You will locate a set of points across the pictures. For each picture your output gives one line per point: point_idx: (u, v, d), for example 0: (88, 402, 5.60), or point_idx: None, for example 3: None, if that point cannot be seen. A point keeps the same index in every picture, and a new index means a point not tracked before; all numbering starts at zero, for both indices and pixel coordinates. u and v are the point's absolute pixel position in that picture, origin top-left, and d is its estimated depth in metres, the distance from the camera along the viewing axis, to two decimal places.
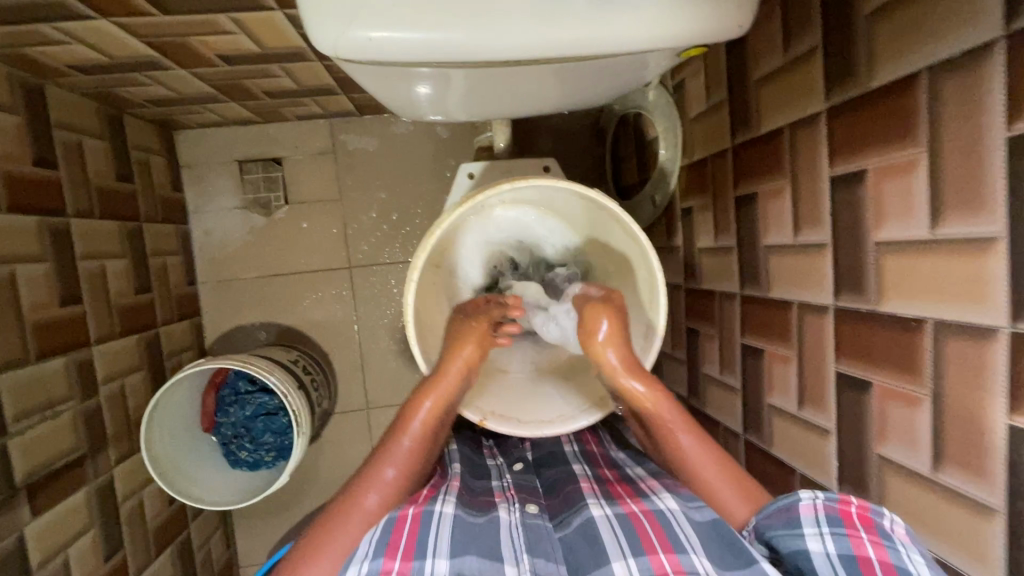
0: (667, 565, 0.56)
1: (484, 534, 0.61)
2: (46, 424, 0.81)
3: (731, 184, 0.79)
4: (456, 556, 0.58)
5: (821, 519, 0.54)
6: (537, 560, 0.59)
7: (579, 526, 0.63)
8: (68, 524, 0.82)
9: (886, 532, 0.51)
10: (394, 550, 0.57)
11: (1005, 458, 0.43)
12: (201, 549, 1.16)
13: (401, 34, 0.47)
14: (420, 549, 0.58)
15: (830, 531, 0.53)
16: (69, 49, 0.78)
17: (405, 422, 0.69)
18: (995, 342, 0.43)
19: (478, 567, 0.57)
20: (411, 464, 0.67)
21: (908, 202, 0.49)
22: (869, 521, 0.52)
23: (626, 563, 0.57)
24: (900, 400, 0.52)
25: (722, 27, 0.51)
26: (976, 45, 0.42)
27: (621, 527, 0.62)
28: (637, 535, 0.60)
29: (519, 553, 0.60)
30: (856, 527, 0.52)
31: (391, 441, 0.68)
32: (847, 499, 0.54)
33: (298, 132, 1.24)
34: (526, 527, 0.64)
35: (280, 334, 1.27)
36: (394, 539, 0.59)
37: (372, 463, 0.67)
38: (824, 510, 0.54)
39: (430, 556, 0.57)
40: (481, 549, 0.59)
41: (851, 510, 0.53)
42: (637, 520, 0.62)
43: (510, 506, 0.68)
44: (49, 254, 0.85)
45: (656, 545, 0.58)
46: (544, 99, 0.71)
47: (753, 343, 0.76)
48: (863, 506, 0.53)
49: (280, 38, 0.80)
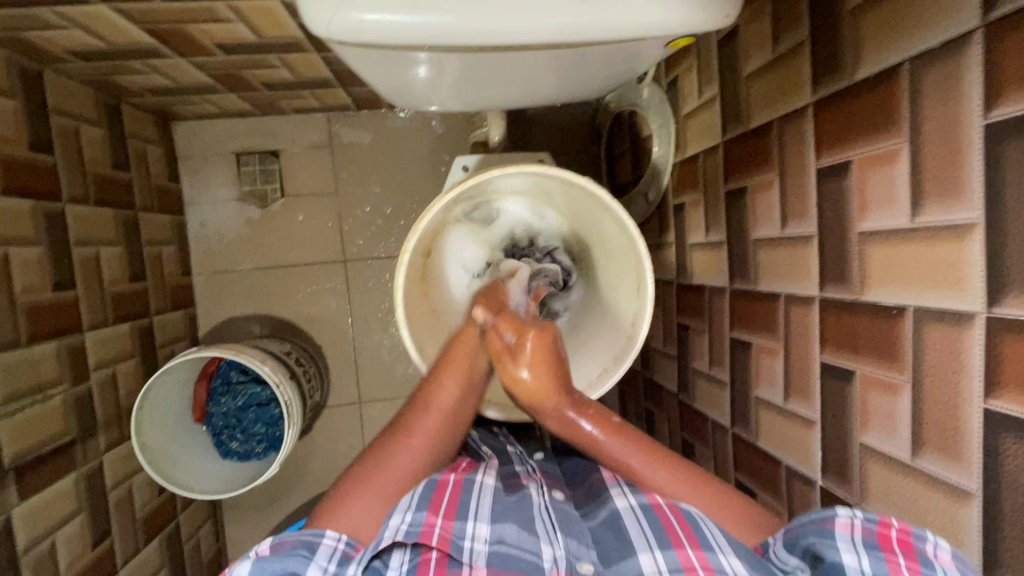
0: (696, 561, 0.55)
1: (522, 506, 0.63)
2: (35, 407, 0.81)
3: (721, 179, 0.80)
4: (496, 523, 0.60)
5: (857, 539, 0.50)
6: (570, 539, 0.59)
7: (606, 520, 0.63)
8: (55, 508, 0.82)
9: (926, 559, 0.46)
10: (436, 507, 0.58)
11: (982, 442, 0.44)
12: (190, 540, 1.15)
13: (393, 17, 0.48)
14: (462, 511, 0.59)
15: (864, 552, 0.49)
16: (68, 34, 0.78)
17: (408, 415, 0.62)
18: (972, 328, 0.43)
19: (517, 536, 0.58)
20: (441, 426, 0.63)
21: (890, 191, 0.50)
22: (910, 547, 0.47)
23: (653, 556, 0.57)
24: (882, 388, 0.53)
25: (709, 18, 0.52)
26: (956, 34, 0.43)
27: (647, 519, 0.60)
28: (664, 529, 0.58)
29: (554, 534, 0.60)
30: (894, 551, 0.48)
31: (423, 394, 0.64)
32: (887, 521, 0.49)
33: (295, 125, 1.25)
34: (556, 509, 0.63)
35: (274, 326, 1.27)
36: (437, 497, 0.59)
37: (405, 416, 0.63)
38: (860, 532, 0.50)
39: (471, 519, 0.59)
40: (521, 520, 0.61)
41: (891, 533, 0.49)
42: (663, 513, 0.60)
43: (540, 487, 0.67)
44: (43, 238, 0.85)
45: (684, 540, 0.57)
46: (539, 86, 0.72)
47: (741, 336, 0.77)
48: (904, 530, 0.48)
49: (278, 28, 0.81)
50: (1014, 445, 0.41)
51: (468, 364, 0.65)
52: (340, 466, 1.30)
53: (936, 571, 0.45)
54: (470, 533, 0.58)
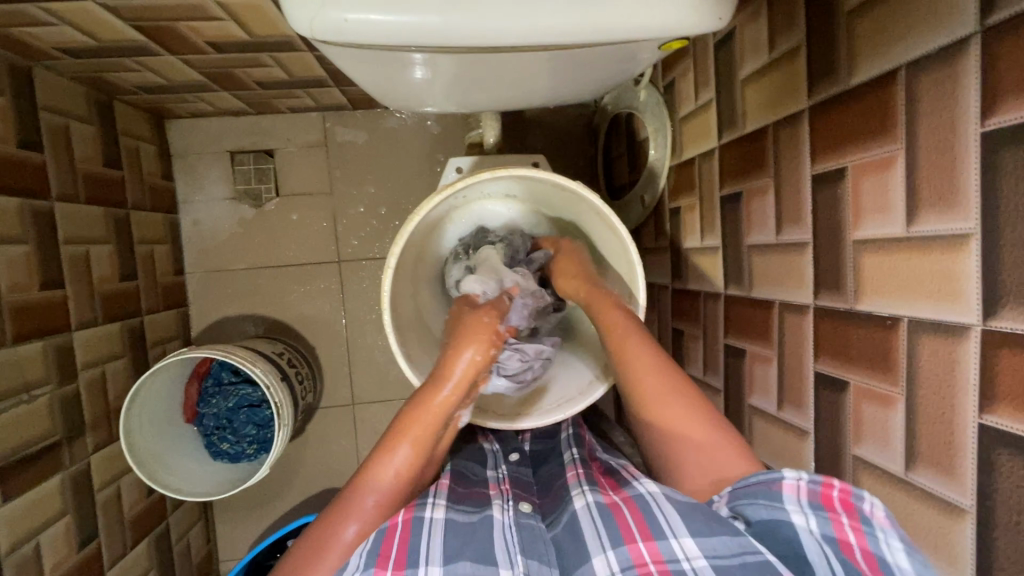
0: (647, 557, 0.54)
1: (478, 536, 0.60)
2: (20, 407, 0.80)
3: (717, 184, 0.79)
4: (450, 564, 0.56)
5: (804, 502, 0.52)
6: (530, 560, 0.59)
7: (567, 524, 0.62)
8: (40, 510, 0.81)
9: (865, 517, 0.49)
10: (386, 560, 0.55)
11: (975, 456, 0.43)
12: (179, 541, 1.15)
13: (380, 17, 0.47)
14: (413, 557, 0.56)
15: (811, 513, 0.52)
16: (57, 30, 0.77)
17: (399, 434, 0.64)
18: (967, 340, 0.42)
19: (472, 574, 0.56)
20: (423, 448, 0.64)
21: (884, 199, 0.49)
22: (851, 507, 0.50)
23: (607, 557, 0.56)
24: (875, 399, 0.52)
25: (702, 21, 0.51)
26: (953, 39, 0.42)
27: (602, 519, 0.59)
28: (618, 527, 0.58)
29: (513, 556, 0.58)
30: (837, 511, 0.50)
31: (376, 462, 0.63)
32: (830, 482, 0.51)
33: (290, 124, 1.24)
34: (519, 527, 0.63)
35: (267, 327, 1.26)
36: (384, 549, 0.56)
37: (354, 486, 0.62)
38: (807, 494, 0.52)
39: (422, 564, 0.56)
40: (476, 553, 0.58)
41: (833, 493, 0.51)
42: (617, 508, 0.60)
43: (505, 502, 0.67)
44: (31, 237, 0.84)
45: (636, 535, 0.56)
46: (534, 88, 0.71)
47: (735, 342, 0.76)
48: (845, 491, 0.51)
49: (270, 26, 0.80)
50: (1008, 461, 0.40)
51: (427, 429, 0.65)
52: (333, 468, 1.29)
53: (876, 530, 0.48)
54: None
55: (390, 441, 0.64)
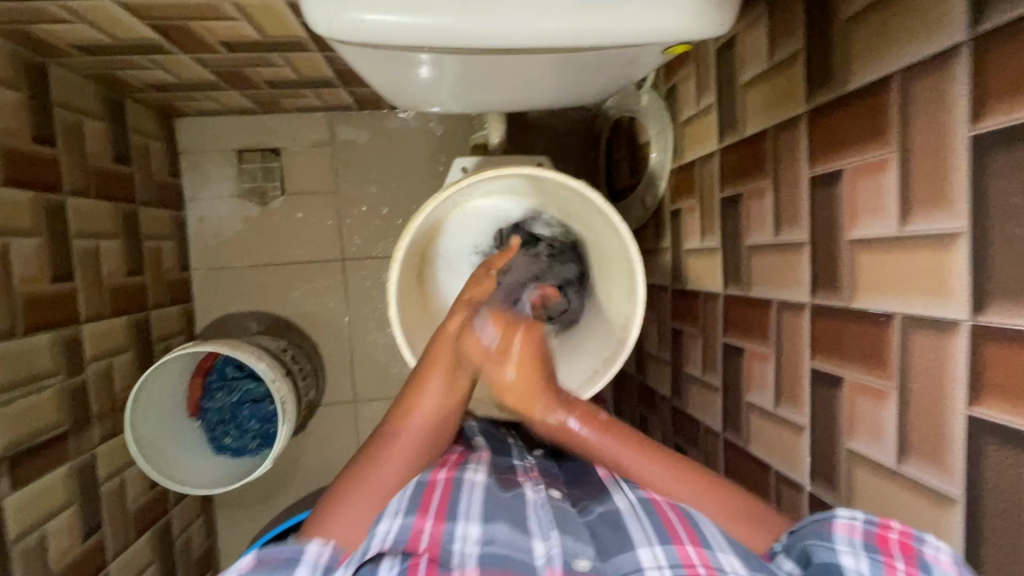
0: (695, 558, 0.55)
1: (515, 505, 0.61)
2: (30, 397, 0.81)
3: (717, 186, 0.81)
4: (487, 523, 0.58)
5: (856, 542, 0.49)
6: (566, 537, 0.58)
7: (603, 513, 0.62)
8: (47, 499, 0.82)
9: (924, 562, 0.45)
10: (425, 510, 0.58)
11: (964, 448, 0.44)
12: (180, 535, 1.15)
13: (393, 18, 0.48)
14: (452, 512, 0.58)
15: (864, 556, 0.49)
16: (74, 28, 0.79)
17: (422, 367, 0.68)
18: (955, 336, 0.44)
19: (508, 535, 0.57)
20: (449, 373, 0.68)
21: (879, 200, 0.51)
22: (910, 550, 0.47)
23: (653, 550, 0.56)
24: (869, 394, 0.53)
25: (702, 27, 0.53)
26: (943, 47, 0.44)
27: (647, 516, 0.60)
28: (664, 526, 0.58)
29: (551, 529, 0.59)
30: (893, 554, 0.48)
31: (408, 399, 0.66)
32: (887, 525, 0.49)
33: (297, 124, 1.26)
34: (551, 506, 0.63)
35: (271, 323, 1.27)
36: (424, 501, 0.59)
37: (392, 421, 0.65)
38: (860, 534, 0.49)
39: (460, 519, 0.58)
40: (512, 519, 0.59)
41: (890, 536, 0.48)
42: (662, 508, 0.61)
43: (536, 485, 0.67)
44: (43, 230, 0.86)
45: (683, 537, 0.57)
46: (538, 88, 0.72)
47: (733, 341, 0.78)
48: (904, 534, 0.48)
49: (281, 27, 0.82)
50: (996, 452, 0.42)
51: (452, 366, 0.67)
52: (334, 464, 1.30)
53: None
54: (459, 535, 0.56)
55: (418, 379, 0.67)
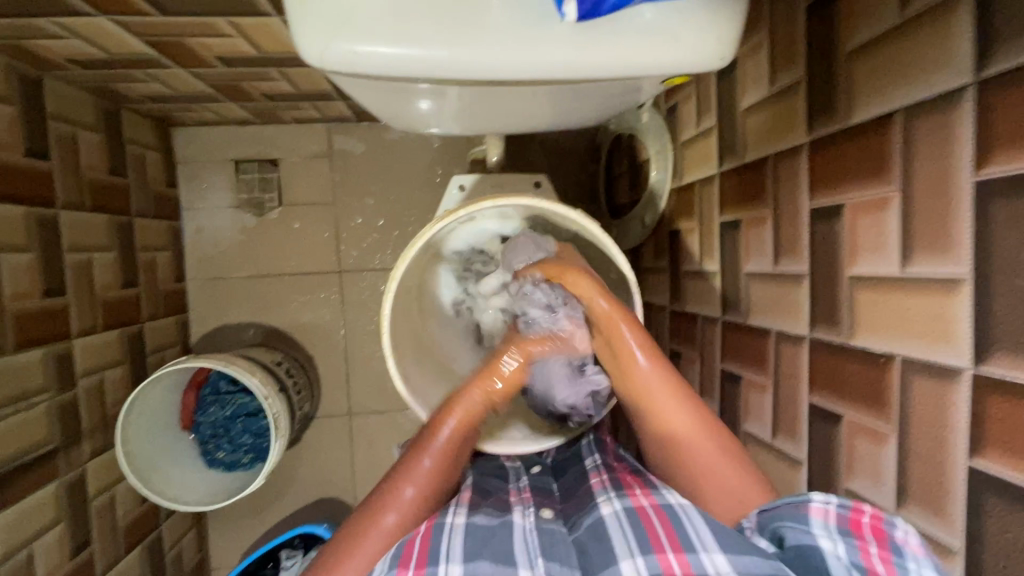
0: (676, 566, 0.53)
1: (496, 538, 0.60)
2: (19, 415, 0.80)
3: (717, 210, 0.80)
4: (470, 562, 0.57)
5: (831, 528, 0.50)
6: (552, 564, 0.58)
7: (591, 527, 0.62)
8: (34, 518, 0.81)
9: (896, 545, 0.46)
10: (407, 562, 0.56)
11: (965, 500, 0.43)
12: (171, 549, 1.14)
13: (388, 50, 0.48)
14: (433, 556, 0.57)
15: (839, 539, 0.50)
16: (67, 43, 0.78)
17: (428, 440, 0.67)
18: (959, 385, 0.43)
19: (491, 573, 0.56)
20: (456, 444, 0.67)
21: (881, 239, 0.50)
22: (882, 534, 0.47)
23: (635, 562, 0.55)
24: (868, 435, 0.52)
25: (702, 61, 0.52)
26: (947, 90, 0.43)
27: (631, 527, 0.59)
28: (647, 534, 0.57)
29: (534, 558, 0.58)
30: (866, 538, 0.48)
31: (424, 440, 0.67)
32: (860, 509, 0.50)
33: (295, 135, 1.25)
34: (539, 531, 0.63)
35: (266, 335, 1.26)
36: (405, 550, 0.57)
37: (410, 455, 0.66)
38: (835, 519, 0.51)
39: (444, 561, 0.56)
40: (494, 554, 0.58)
41: (863, 519, 0.49)
42: (648, 518, 0.59)
43: (525, 510, 0.67)
44: (35, 245, 0.85)
45: (664, 544, 0.55)
46: (537, 118, 0.72)
47: (731, 368, 0.77)
48: (876, 517, 0.48)
49: (278, 43, 0.81)
50: (997, 506, 0.41)
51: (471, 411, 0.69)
52: (328, 477, 1.29)
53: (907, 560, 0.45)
54: None
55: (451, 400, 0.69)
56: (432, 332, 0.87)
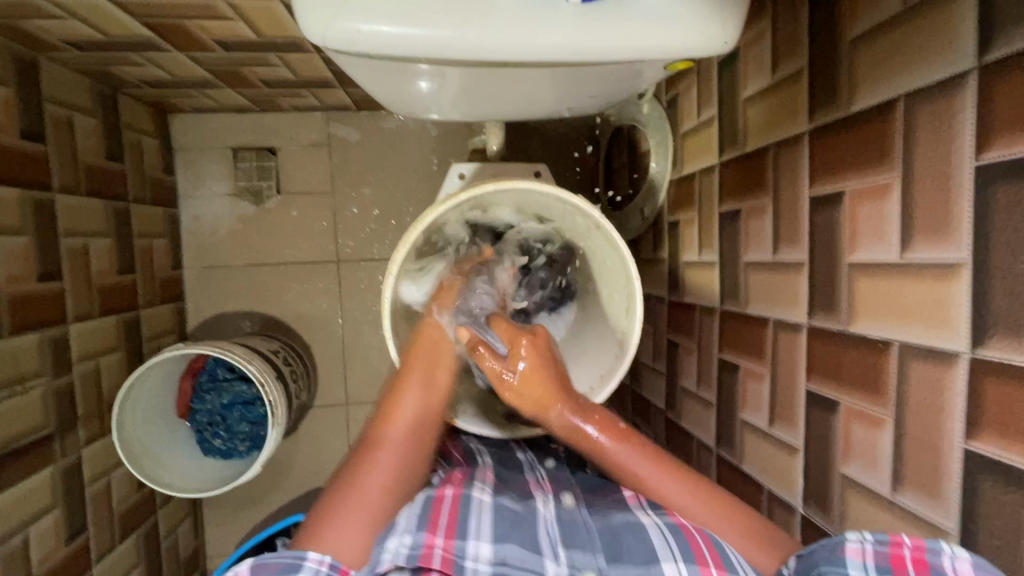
0: None
1: (525, 521, 0.63)
2: (14, 398, 0.79)
3: (716, 200, 0.80)
4: (498, 543, 0.59)
5: (870, 566, 0.47)
6: (575, 553, 0.60)
7: (624, 521, 0.64)
8: (30, 502, 0.81)
9: None
10: (436, 527, 0.59)
11: (961, 481, 0.44)
12: (168, 537, 1.14)
13: (390, 29, 0.47)
14: (463, 530, 0.60)
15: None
16: (64, 24, 0.77)
17: (387, 413, 0.65)
18: (955, 368, 0.43)
19: (519, 556, 0.59)
20: (416, 425, 0.65)
21: (881, 225, 0.50)
22: (926, 565, 0.44)
23: (676, 564, 0.57)
24: (865, 421, 0.53)
25: (707, 47, 0.52)
26: (950, 74, 0.44)
27: (672, 535, 0.60)
28: (690, 546, 0.58)
29: (559, 548, 0.61)
30: (909, 575, 0.45)
31: (387, 410, 0.65)
32: (900, 542, 0.46)
33: (293, 123, 1.25)
34: (561, 519, 0.65)
35: (264, 324, 1.26)
36: (434, 517, 0.60)
37: (372, 432, 0.64)
38: (874, 558, 0.48)
39: (472, 538, 0.59)
40: (523, 538, 0.61)
41: (904, 553, 0.46)
42: (691, 532, 0.60)
43: (546, 497, 0.69)
44: (31, 228, 0.84)
45: (708, 560, 0.57)
46: (539, 102, 0.72)
47: (729, 358, 0.77)
48: (917, 549, 0.45)
49: (278, 26, 0.80)
50: (993, 488, 0.41)
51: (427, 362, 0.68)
52: (324, 466, 1.29)
53: None
54: (472, 554, 0.58)
55: (396, 388, 0.67)
56: (433, 323, 0.87)
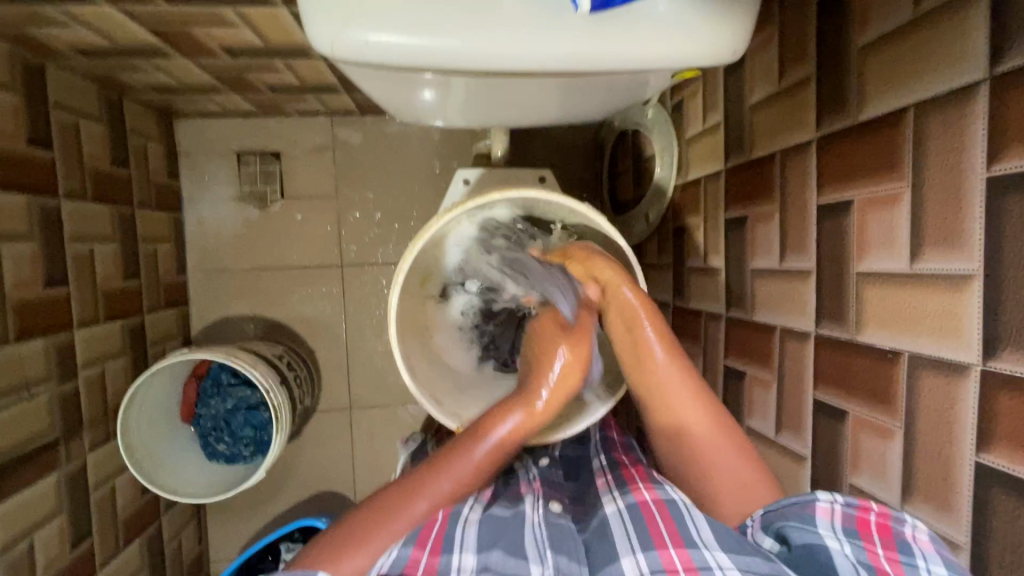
0: (678, 561, 0.53)
1: (511, 529, 0.61)
2: (20, 405, 0.80)
3: (722, 206, 0.80)
4: (482, 552, 0.58)
5: (837, 527, 0.49)
6: (560, 556, 0.58)
7: (598, 525, 0.63)
8: (35, 509, 0.81)
9: (906, 542, 0.46)
10: (423, 542, 0.57)
11: (972, 495, 0.44)
12: (171, 541, 1.14)
13: (397, 40, 0.47)
14: (447, 543, 0.57)
15: (846, 539, 0.49)
16: (71, 31, 0.78)
17: (492, 428, 0.67)
18: (966, 380, 0.43)
19: (502, 562, 0.57)
20: (495, 459, 0.66)
21: (890, 234, 0.50)
22: (889, 531, 0.47)
23: (636, 558, 0.55)
24: (873, 431, 0.52)
25: (715, 56, 0.52)
26: (959, 85, 0.43)
27: (635, 522, 0.59)
28: (650, 530, 0.57)
29: (544, 551, 0.58)
30: (873, 537, 0.48)
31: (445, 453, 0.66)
32: (867, 506, 0.49)
33: (297, 128, 1.25)
34: (550, 525, 0.63)
35: (267, 328, 1.26)
36: (423, 531, 0.58)
37: (467, 442, 0.66)
38: (841, 518, 0.50)
39: (456, 551, 0.57)
40: (507, 545, 0.59)
41: (870, 517, 0.49)
42: (653, 516, 0.58)
43: (535, 501, 0.68)
44: (37, 234, 0.85)
45: (666, 539, 0.55)
46: (544, 111, 0.72)
47: (735, 365, 0.77)
48: (883, 514, 0.48)
49: (284, 33, 0.80)
50: (1004, 501, 0.41)
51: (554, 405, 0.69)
52: (328, 470, 1.29)
53: (915, 556, 0.45)
54: (455, 567, 0.55)
55: (501, 410, 0.68)
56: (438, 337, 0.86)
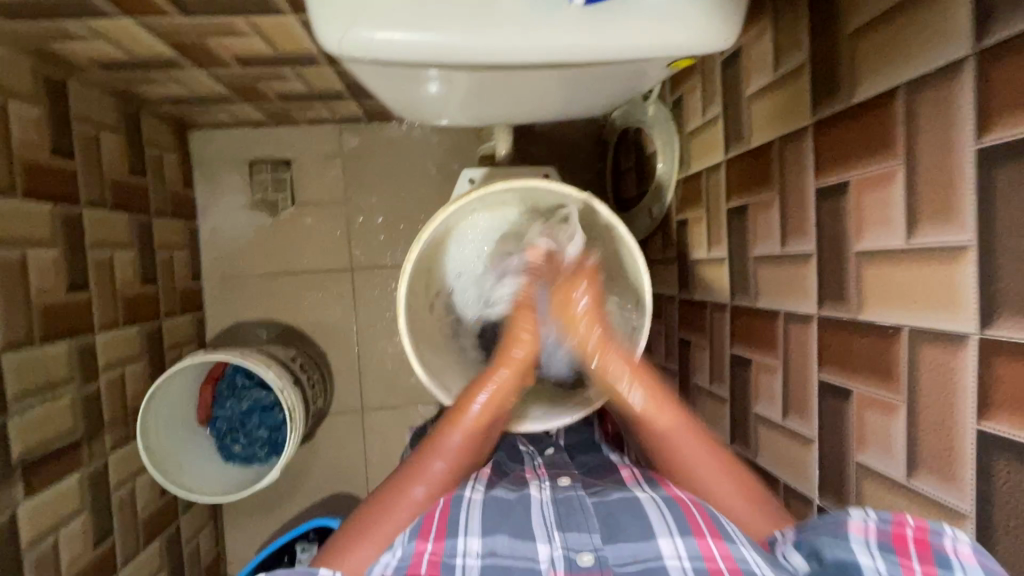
0: (716, 551, 0.56)
1: (515, 512, 0.64)
2: (46, 405, 0.82)
3: (724, 196, 0.81)
4: (487, 535, 0.60)
5: (872, 543, 0.49)
6: (568, 534, 0.60)
7: (623, 500, 0.65)
8: (62, 505, 0.84)
9: (945, 556, 0.45)
10: (427, 532, 0.60)
11: (976, 463, 0.44)
12: (190, 542, 1.16)
13: (401, 37, 0.50)
14: (452, 528, 0.60)
15: (880, 555, 0.49)
16: (93, 45, 0.81)
17: (439, 439, 0.66)
18: (966, 349, 0.44)
19: (509, 545, 0.59)
20: (469, 444, 0.67)
21: (886, 212, 0.51)
22: (927, 546, 0.46)
23: (675, 542, 0.57)
24: (877, 407, 0.53)
25: (707, 44, 0.53)
26: (949, 60, 0.44)
27: (669, 509, 0.62)
28: (686, 519, 0.60)
29: (551, 530, 0.61)
30: (910, 553, 0.47)
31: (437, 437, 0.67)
32: (902, 521, 0.48)
33: (307, 136, 1.28)
34: (557, 502, 0.65)
35: (281, 332, 1.28)
36: (426, 523, 0.61)
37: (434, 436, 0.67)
38: (876, 534, 0.49)
39: (462, 535, 0.59)
40: (512, 528, 0.61)
41: (906, 532, 0.48)
42: (686, 505, 0.62)
43: (541, 482, 0.70)
44: (60, 241, 0.88)
45: (704, 531, 0.58)
46: (544, 103, 0.74)
47: (741, 352, 0.77)
48: (920, 530, 0.47)
49: (294, 41, 0.83)
50: (1007, 467, 0.41)
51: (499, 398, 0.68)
52: (341, 471, 1.30)
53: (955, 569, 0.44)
54: (461, 550, 0.58)
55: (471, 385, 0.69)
56: (448, 333, 0.88)
